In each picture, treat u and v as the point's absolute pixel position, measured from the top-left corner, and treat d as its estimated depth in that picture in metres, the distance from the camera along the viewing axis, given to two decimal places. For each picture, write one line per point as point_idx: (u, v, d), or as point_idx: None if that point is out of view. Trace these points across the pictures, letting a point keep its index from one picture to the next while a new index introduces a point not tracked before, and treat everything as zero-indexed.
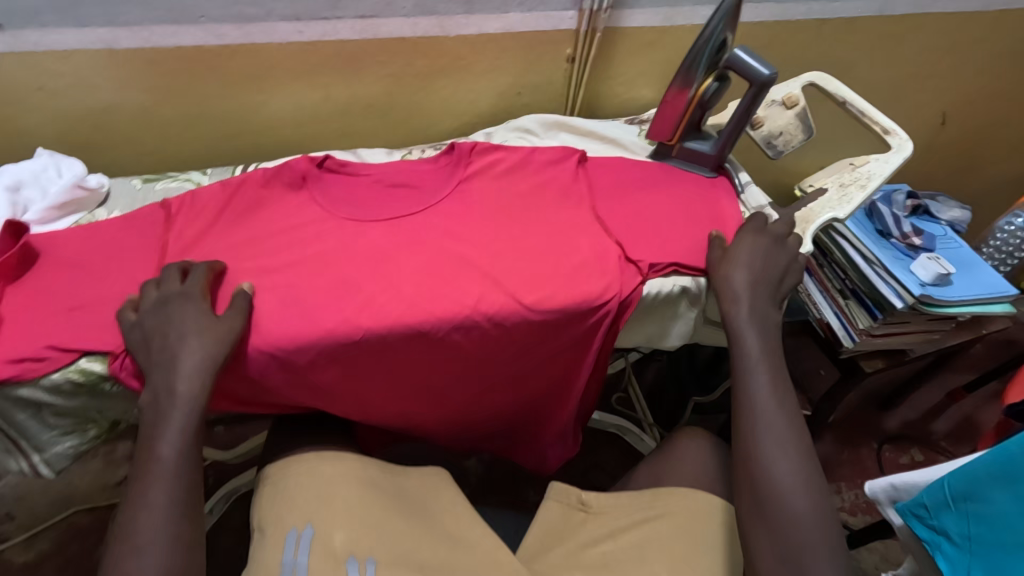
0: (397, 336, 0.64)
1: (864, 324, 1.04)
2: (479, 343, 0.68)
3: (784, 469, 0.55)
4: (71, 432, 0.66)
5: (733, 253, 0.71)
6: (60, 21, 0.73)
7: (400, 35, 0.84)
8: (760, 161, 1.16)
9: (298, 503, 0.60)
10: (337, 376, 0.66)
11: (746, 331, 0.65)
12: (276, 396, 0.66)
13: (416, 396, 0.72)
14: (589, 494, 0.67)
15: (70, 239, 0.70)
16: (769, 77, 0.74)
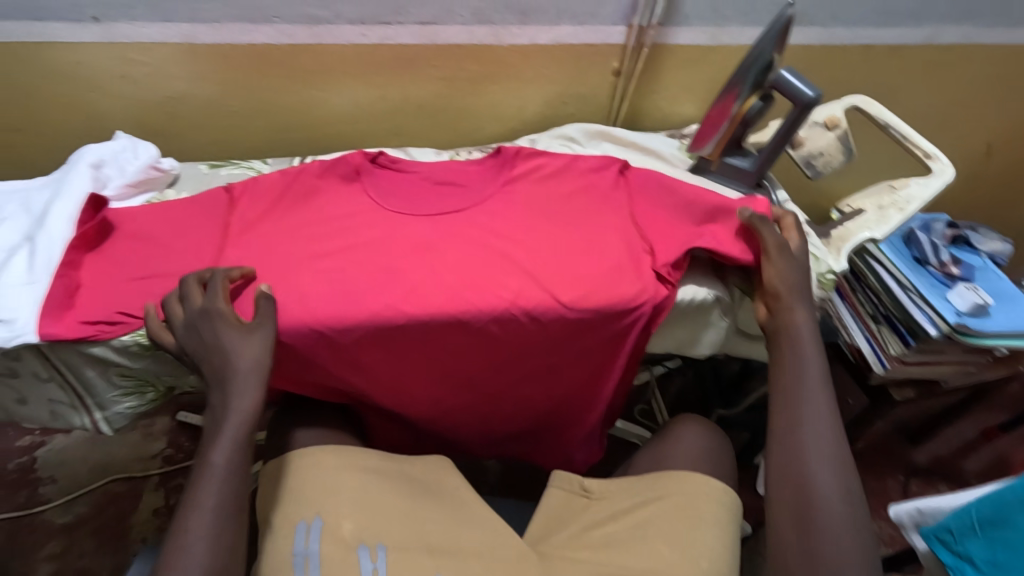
0: (437, 323, 0.68)
1: (896, 350, 1.03)
2: (515, 335, 0.71)
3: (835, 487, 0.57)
4: (132, 393, 0.73)
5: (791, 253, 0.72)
6: (148, 15, 0.79)
7: (456, 41, 0.88)
8: (798, 182, 1.17)
9: (305, 495, 0.62)
10: (377, 357, 0.70)
11: (807, 346, 0.65)
12: (319, 374, 0.70)
13: (449, 384, 0.75)
14: (591, 480, 0.70)
15: (142, 215, 0.75)
16: (813, 98, 0.76)
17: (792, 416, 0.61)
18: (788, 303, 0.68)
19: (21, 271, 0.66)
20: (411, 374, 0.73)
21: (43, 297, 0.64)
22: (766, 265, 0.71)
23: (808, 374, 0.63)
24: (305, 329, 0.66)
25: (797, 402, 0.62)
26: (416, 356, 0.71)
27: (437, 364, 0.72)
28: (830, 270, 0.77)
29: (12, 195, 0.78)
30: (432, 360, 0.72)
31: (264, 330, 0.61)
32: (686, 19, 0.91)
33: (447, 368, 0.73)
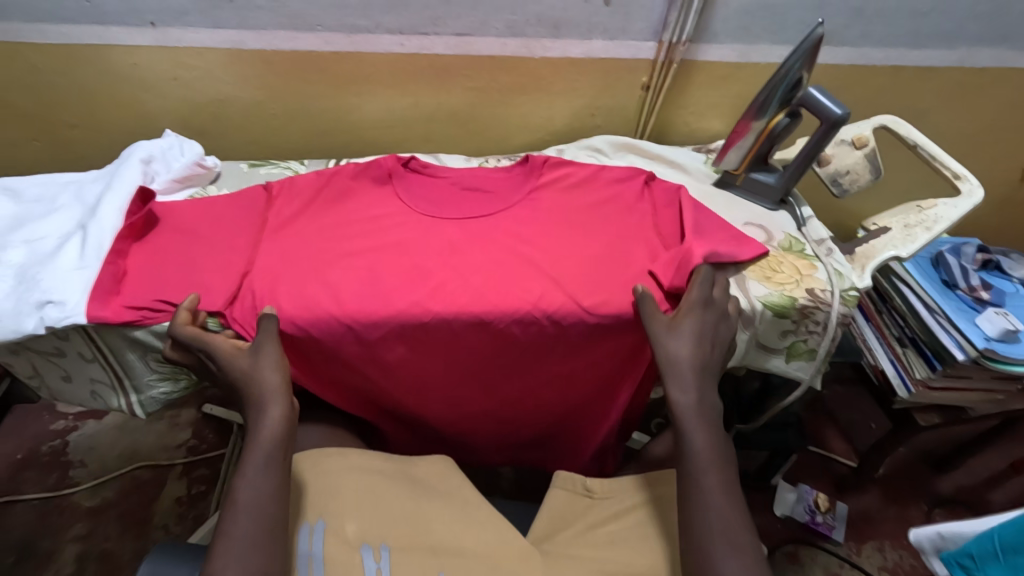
0: (460, 323, 0.70)
1: (921, 374, 1.03)
2: (536, 338, 0.72)
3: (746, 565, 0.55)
4: (167, 378, 0.76)
5: (681, 321, 0.66)
6: (200, 21, 0.84)
7: (489, 52, 0.91)
8: (824, 201, 1.17)
9: (309, 499, 0.64)
10: (400, 354, 0.72)
11: (693, 429, 0.61)
12: (343, 367, 0.74)
13: (467, 385, 0.77)
14: (593, 480, 0.70)
15: (184, 207, 0.79)
16: (841, 116, 0.76)
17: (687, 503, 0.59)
18: (664, 384, 0.64)
19: (73, 257, 0.70)
20: (430, 373, 0.75)
21: (92, 281, 0.68)
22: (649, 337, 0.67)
23: (699, 458, 0.60)
24: (329, 324, 0.68)
25: (690, 493, 0.59)
26: (436, 356, 0.73)
27: (456, 364, 0.74)
28: (853, 287, 0.77)
29: (66, 186, 0.82)
30: (452, 361, 0.74)
31: (268, 351, 0.63)
32: (715, 36, 0.92)
33: (466, 368, 0.75)
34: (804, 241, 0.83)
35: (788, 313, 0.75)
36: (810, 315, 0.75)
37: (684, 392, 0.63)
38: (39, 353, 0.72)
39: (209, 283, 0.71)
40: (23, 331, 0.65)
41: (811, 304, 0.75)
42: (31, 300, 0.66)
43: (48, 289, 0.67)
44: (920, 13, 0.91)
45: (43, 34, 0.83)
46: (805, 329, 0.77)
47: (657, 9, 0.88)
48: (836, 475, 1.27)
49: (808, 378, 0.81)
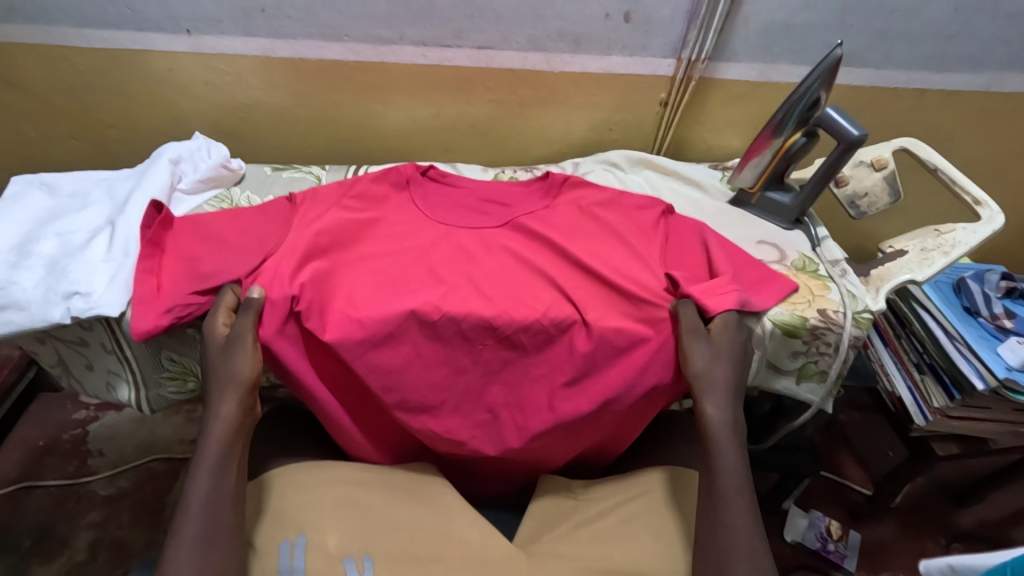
0: (470, 325, 0.70)
1: (939, 403, 1.01)
2: (544, 351, 0.72)
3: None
4: (177, 376, 0.78)
5: (717, 340, 0.68)
6: (234, 30, 0.87)
7: (509, 65, 0.93)
8: (843, 222, 1.15)
9: (287, 515, 0.66)
10: (406, 358, 0.70)
11: (723, 449, 0.64)
12: (346, 376, 0.73)
13: (464, 412, 0.72)
14: (577, 483, 0.76)
15: (214, 220, 0.75)
16: (858, 137, 0.76)
17: (712, 515, 0.61)
18: (697, 398, 0.67)
19: (101, 251, 0.74)
20: (424, 392, 0.70)
21: (117, 275, 0.71)
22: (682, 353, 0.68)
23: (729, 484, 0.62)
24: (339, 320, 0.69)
25: (716, 505, 0.61)
26: (438, 368, 0.71)
27: (455, 382, 0.71)
28: (866, 309, 0.76)
29: (98, 183, 0.86)
30: (453, 377, 0.71)
31: (245, 344, 0.66)
32: (734, 55, 0.93)
33: (467, 387, 0.72)
34: (818, 260, 0.82)
35: (798, 332, 0.74)
36: (822, 336, 0.75)
37: (720, 413, 0.65)
38: (63, 341, 0.75)
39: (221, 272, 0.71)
40: (50, 320, 0.67)
41: (822, 325, 0.74)
42: (59, 290, 0.69)
43: (76, 281, 0.70)
44: (944, 36, 0.91)
45: (85, 38, 0.88)
46: (816, 351, 0.76)
47: (677, 26, 0.89)
48: (850, 503, 1.24)
49: (818, 401, 0.79)
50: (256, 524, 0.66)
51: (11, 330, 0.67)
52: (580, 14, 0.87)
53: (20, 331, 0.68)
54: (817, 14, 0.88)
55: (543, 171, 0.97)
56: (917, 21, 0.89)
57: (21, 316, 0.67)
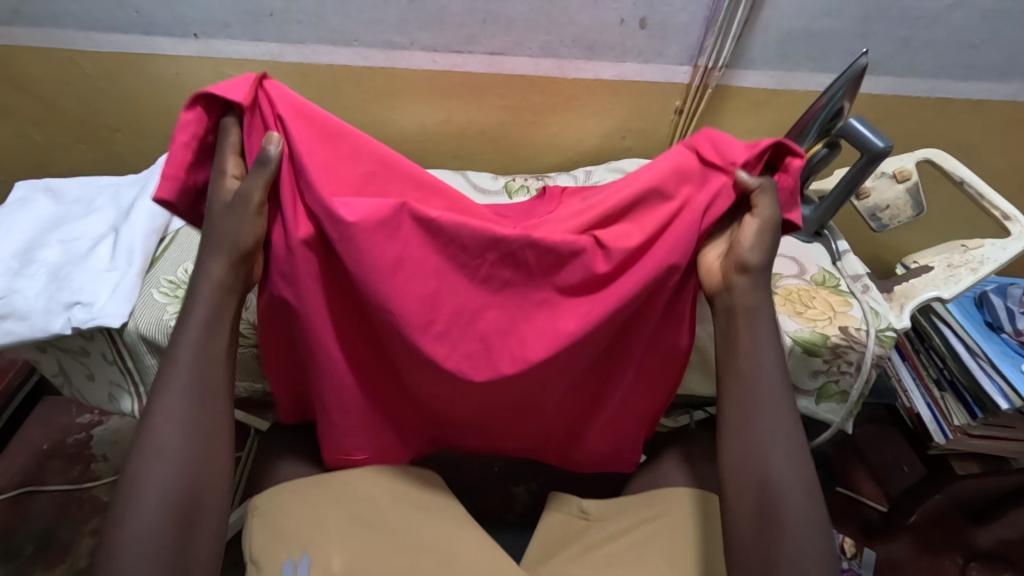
0: (473, 235, 0.59)
1: (960, 421, 0.99)
2: (550, 275, 0.61)
3: (804, 533, 0.54)
4: None
5: (756, 216, 0.61)
6: (242, 34, 0.86)
7: (522, 72, 0.91)
8: (862, 234, 1.12)
9: (290, 533, 0.65)
10: (395, 256, 0.58)
11: (764, 348, 0.60)
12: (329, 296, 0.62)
13: (453, 339, 0.61)
14: (589, 503, 0.74)
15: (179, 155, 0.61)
16: (883, 149, 0.73)
17: (746, 422, 0.58)
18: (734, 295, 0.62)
19: (105, 259, 0.72)
20: (406, 305, 0.57)
21: (121, 284, 0.69)
22: (733, 232, 0.64)
23: (755, 398, 0.59)
24: (319, 211, 0.57)
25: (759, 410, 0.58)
26: (428, 281, 0.59)
27: (446, 301, 0.60)
28: (891, 327, 0.73)
29: (103, 190, 0.85)
30: (444, 295, 0.60)
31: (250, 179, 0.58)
32: (752, 62, 0.90)
33: (458, 307, 0.61)
34: (839, 275, 0.80)
35: (818, 350, 0.72)
36: (843, 354, 0.72)
37: (751, 295, 0.61)
38: (66, 351, 0.73)
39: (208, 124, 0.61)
40: (51, 330, 0.66)
41: (844, 343, 0.71)
42: (60, 299, 0.67)
43: (78, 290, 0.68)
44: (970, 44, 0.88)
45: (92, 41, 0.86)
46: (837, 370, 0.73)
47: (694, 32, 0.87)
48: (864, 520, 1.21)
49: (839, 421, 0.76)
50: (261, 541, 0.65)
51: (12, 340, 0.66)
52: (594, 19, 0.85)
53: (20, 341, 0.66)
54: (840, 21, 0.86)
55: (554, 180, 0.95)
56: (943, 29, 0.86)
57: (23, 325, 0.66)
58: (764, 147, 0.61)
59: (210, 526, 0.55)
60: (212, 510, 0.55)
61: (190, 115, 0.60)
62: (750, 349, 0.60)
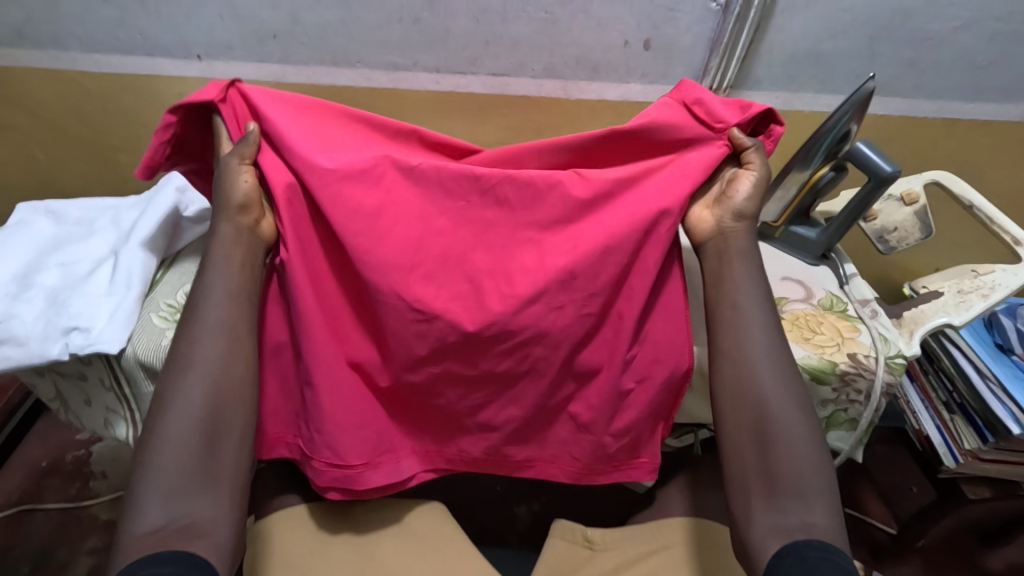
0: (450, 177, 0.67)
1: (971, 445, 0.97)
2: (532, 212, 0.68)
3: (798, 451, 0.59)
4: None
5: (750, 169, 0.68)
6: (245, 55, 0.86)
7: (525, 93, 0.90)
8: (869, 255, 1.11)
9: (293, 564, 0.67)
10: (378, 201, 0.66)
11: (743, 288, 0.65)
12: (321, 261, 0.67)
13: (440, 280, 0.66)
14: (594, 531, 0.72)
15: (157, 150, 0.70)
16: (891, 174, 0.73)
17: (737, 348, 0.63)
18: (727, 253, 0.68)
19: (104, 283, 0.72)
20: (387, 245, 0.64)
21: (119, 308, 0.69)
22: (725, 182, 0.70)
23: (746, 331, 0.63)
24: (304, 167, 0.65)
25: (741, 340, 0.63)
26: (411, 224, 0.66)
27: (428, 244, 0.66)
28: (900, 354, 0.72)
29: (103, 211, 0.84)
30: (428, 238, 0.66)
31: (240, 149, 0.67)
32: (758, 83, 0.90)
33: (442, 250, 0.66)
34: (846, 300, 0.78)
35: (827, 378, 0.70)
36: (852, 382, 0.71)
37: (743, 238, 0.68)
38: (64, 375, 0.73)
39: (196, 99, 0.67)
40: (48, 357, 0.65)
41: (853, 370, 0.70)
42: (58, 325, 0.67)
43: (76, 315, 0.68)
44: (978, 65, 0.87)
45: (96, 63, 0.87)
46: (845, 398, 0.72)
47: (698, 54, 0.86)
48: (874, 542, 1.19)
49: (848, 450, 0.75)
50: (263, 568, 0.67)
51: (10, 365, 0.65)
52: (598, 41, 0.85)
53: (17, 367, 0.66)
54: (846, 42, 0.85)
55: None
56: (950, 50, 0.86)
57: (20, 352, 0.65)
58: (756, 112, 0.68)
59: (233, 446, 0.60)
60: (236, 429, 0.60)
61: (168, 117, 0.68)
62: (732, 281, 0.66)
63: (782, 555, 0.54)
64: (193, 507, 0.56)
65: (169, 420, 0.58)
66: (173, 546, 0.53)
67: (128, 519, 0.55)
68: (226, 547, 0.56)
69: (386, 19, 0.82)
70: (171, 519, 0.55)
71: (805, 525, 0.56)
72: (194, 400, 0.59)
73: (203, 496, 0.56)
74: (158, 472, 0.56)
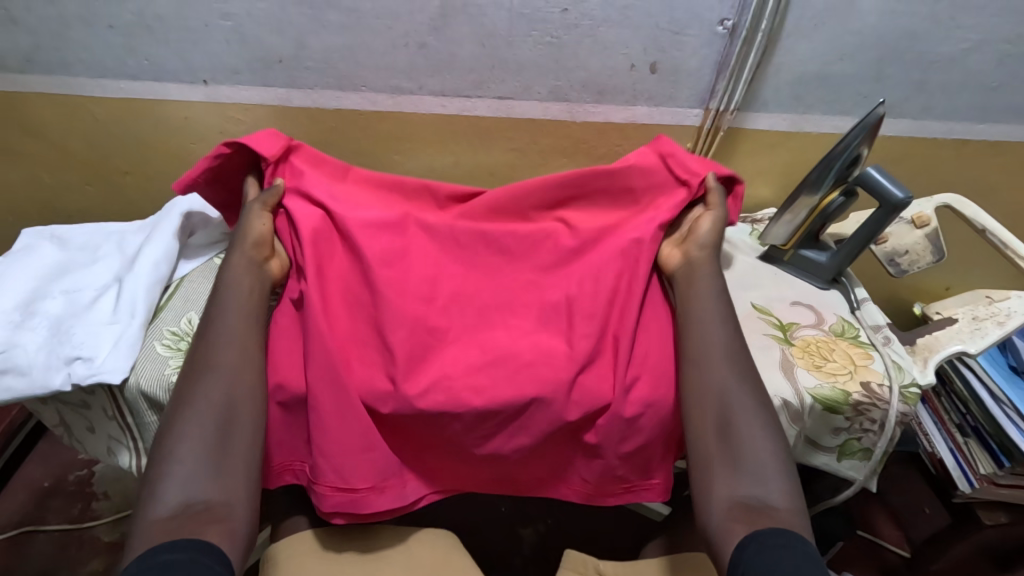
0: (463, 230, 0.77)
1: (986, 470, 0.95)
2: (530, 259, 0.77)
3: (760, 443, 0.60)
4: None
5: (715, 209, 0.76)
6: (252, 81, 0.86)
7: (530, 116, 0.90)
8: (879, 275, 1.10)
9: None
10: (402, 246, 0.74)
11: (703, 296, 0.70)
12: (339, 294, 0.71)
13: (455, 314, 0.72)
14: (604, 563, 0.74)
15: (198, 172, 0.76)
16: (903, 200, 0.72)
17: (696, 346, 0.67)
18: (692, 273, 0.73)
19: (108, 311, 0.71)
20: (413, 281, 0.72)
21: (123, 337, 0.68)
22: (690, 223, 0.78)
23: (709, 328, 0.67)
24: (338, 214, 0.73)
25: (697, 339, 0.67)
26: (426, 267, 0.74)
27: (440, 285, 0.73)
28: (914, 383, 0.70)
29: (108, 236, 0.84)
30: (445, 279, 0.74)
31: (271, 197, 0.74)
32: (764, 105, 0.89)
33: (457, 289, 0.74)
34: (858, 326, 0.77)
35: (840, 408, 0.69)
36: (866, 412, 0.69)
37: (708, 264, 0.73)
38: (67, 404, 0.72)
39: (251, 141, 0.74)
40: (51, 387, 0.65)
41: (867, 400, 0.69)
42: (61, 354, 0.66)
43: (80, 344, 0.67)
44: (987, 86, 0.86)
45: (103, 89, 0.87)
46: (859, 427, 0.70)
47: (705, 77, 0.86)
48: (887, 567, 1.16)
49: (862, 480, 0.73)
50: None
51: (12, 396, 0.65)
52: (604, 64, 0.84)
53: (20, 397, 0.65)
54: (854, 65, 0.85)
55: None
56: (959, 71, 0.85)
57: (22, 382, 0.65)
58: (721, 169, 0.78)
59: (244, 445, 0.60)
60: (247, 421, 0.61)
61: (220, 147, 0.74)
62: (701, 289, 0.71)
63: (744, 545, 0.54)
64: (208, 491, 0.56)
65: (186, 417, 0.60)
66: (192, 534, 0.53)
67: (146, 502, 0.55)
68: (240, 535, 0.56)
69: (391, 44, 0.82)
70: (187, 504, 0.55)
71: (768, 508, 0.57)
72: (211, 399, 0.61)
73: (217, 482, 0.57)
74: (175, 461, 0.57)
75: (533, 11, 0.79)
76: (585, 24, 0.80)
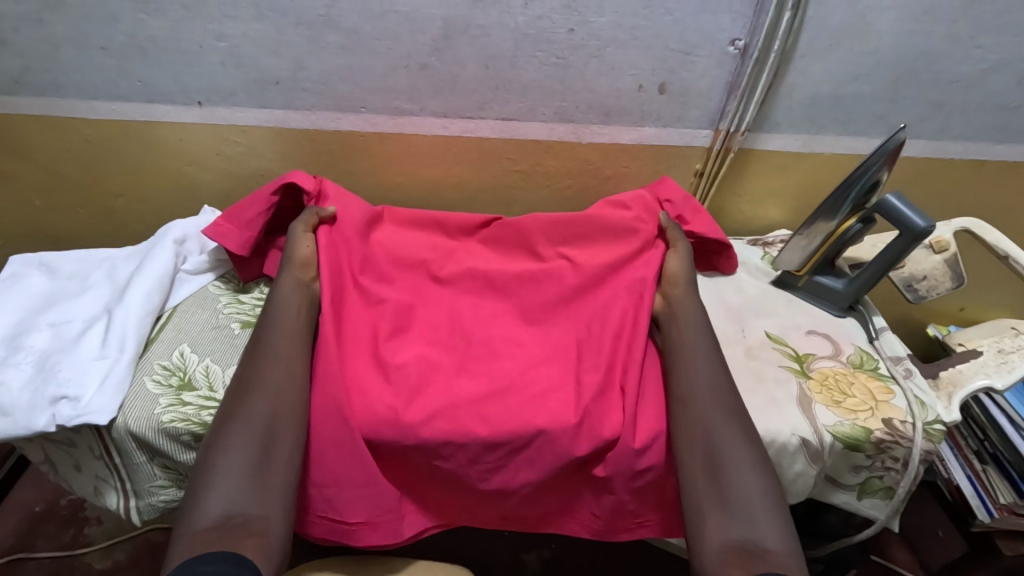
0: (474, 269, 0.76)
1: (1007, 499, 0.90)
2: (532, 294, 0.75)
3: (746, 481, 0.57)
4: (170, 486, 0.71)
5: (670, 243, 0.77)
6: (248, 102, 0.83)
7: (536, 137, 0.88)
8: (893, 297, 1.06)
9: None
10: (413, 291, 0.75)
11: (690, 329, 0.69)
12: (353, 324, 0.69)
13: (461, 349, 0.70)
14: None
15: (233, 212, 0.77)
16: (926, 228, 0.69)
17: (686, 381, 0.65)
18: (688, 293, 0.73)
19: (95, 346, 0.68)
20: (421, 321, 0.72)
21: (110, 375, 0.65)
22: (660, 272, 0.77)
23: (695, 368, 0.65)
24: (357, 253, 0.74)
25: (685, 369, 0.66)
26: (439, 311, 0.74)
27: (444, 327, 0.72)
28: (939, 419, 0.67)
29: (98, 263, 0.81)
30: (457, 316, 0.73)
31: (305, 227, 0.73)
32: (777, 126, 0.87)
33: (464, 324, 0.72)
34: (877, 355, 0.75)
35: (862, 446, 0.66)
36: (889, 450, 0.66)
37: (685, 299, 0.72)
38: (53, 442, 0.69)
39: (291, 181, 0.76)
40: (34, 429, 0.61)
41: (889, 438, 0.66)
42: (46, 394, 0.63)
43: (65, 382, 0.64)
44: (1007, 107, 0.84)
45: (95, 110, 0.84)
46: (881, 465, 0.67)
47: (715, 98, 0.83)
48: None
49: (884, 519, 0.70)
50: None
51: None
52: (611, 85, 0.82)
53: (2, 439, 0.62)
54: (869, 85, 0.82)
55: None
56: (978, 93, 0.82)
57: (4, 423, 0.62)
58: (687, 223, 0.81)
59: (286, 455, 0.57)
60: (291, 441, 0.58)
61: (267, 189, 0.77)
62: (689, 323, 0.69)
63: None
64: (249, 503, 0.54)
65: (228, 434, 0.57)
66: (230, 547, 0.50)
67: (187, 514, 0.53)
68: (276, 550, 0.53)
69: (391, 66, 0.79)
70: (228, 515, 0.53)
71: (763, 551, 0.54)
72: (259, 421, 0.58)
73: (258, 496, 0.54)
74: (217, 473, 0.55)
75: (539, 32, 0.76)
76: (591, 44, 0.78)
